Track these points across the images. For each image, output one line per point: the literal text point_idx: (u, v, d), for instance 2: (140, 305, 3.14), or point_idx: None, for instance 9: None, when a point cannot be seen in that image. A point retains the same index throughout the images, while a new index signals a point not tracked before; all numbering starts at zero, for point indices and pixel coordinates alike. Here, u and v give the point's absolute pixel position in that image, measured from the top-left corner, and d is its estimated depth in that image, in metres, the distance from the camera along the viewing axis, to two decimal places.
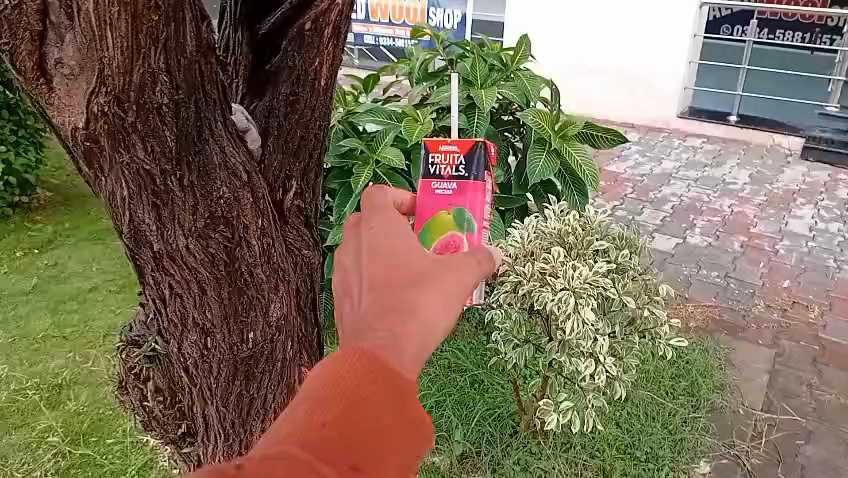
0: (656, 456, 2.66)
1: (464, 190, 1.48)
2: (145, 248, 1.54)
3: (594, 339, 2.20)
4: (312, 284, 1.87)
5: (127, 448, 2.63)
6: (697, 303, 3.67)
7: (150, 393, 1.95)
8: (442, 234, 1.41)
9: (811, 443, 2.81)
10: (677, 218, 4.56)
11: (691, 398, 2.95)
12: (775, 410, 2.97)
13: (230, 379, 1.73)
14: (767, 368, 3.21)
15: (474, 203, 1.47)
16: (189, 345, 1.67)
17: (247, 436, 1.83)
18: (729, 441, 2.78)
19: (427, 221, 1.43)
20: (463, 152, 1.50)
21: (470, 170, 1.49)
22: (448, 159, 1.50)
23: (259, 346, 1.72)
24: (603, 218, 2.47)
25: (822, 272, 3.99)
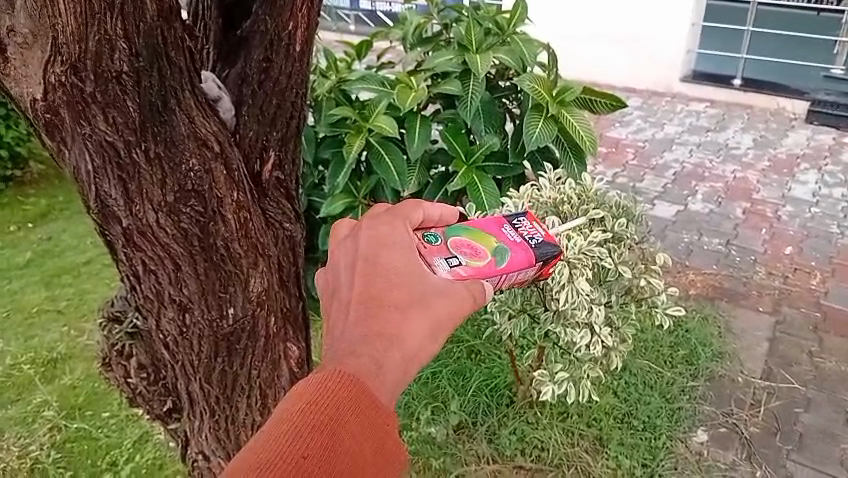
0: (653, 425, 2.65)
1: (522, 247, 1.36)
2: (115, 224, 1.47)
3: (589, 309, 2.19)
4: (295, 258, 1.79)
5: (123, 421, 2.62)
6: (698, 270, 3.64)
7: (133, 369, 1.89)
8: (466, 239, 1.31)
9: (810, 411, 2.80)
10: (678, 185, 4.49)
11: (689, 366, 2.93)
12: (775, 378, 2.95)
13: (212, 355, 1.67)
14: (768, 336, 3.18)
15: (516, 261, 1.32)
16: (167, 322, 1.62)
17: (232, 412, 1.78)
18: (727, 410, 2.78)
19: (471, 229, 1.36)
20: (544, 239, 1.42)
21: (539, 248, 1.39)
22: (530, 229, 1.44)
23: (241, 321, 1.64)
24: (600, 186, 2.45)
25: (826, 239, 3.93)
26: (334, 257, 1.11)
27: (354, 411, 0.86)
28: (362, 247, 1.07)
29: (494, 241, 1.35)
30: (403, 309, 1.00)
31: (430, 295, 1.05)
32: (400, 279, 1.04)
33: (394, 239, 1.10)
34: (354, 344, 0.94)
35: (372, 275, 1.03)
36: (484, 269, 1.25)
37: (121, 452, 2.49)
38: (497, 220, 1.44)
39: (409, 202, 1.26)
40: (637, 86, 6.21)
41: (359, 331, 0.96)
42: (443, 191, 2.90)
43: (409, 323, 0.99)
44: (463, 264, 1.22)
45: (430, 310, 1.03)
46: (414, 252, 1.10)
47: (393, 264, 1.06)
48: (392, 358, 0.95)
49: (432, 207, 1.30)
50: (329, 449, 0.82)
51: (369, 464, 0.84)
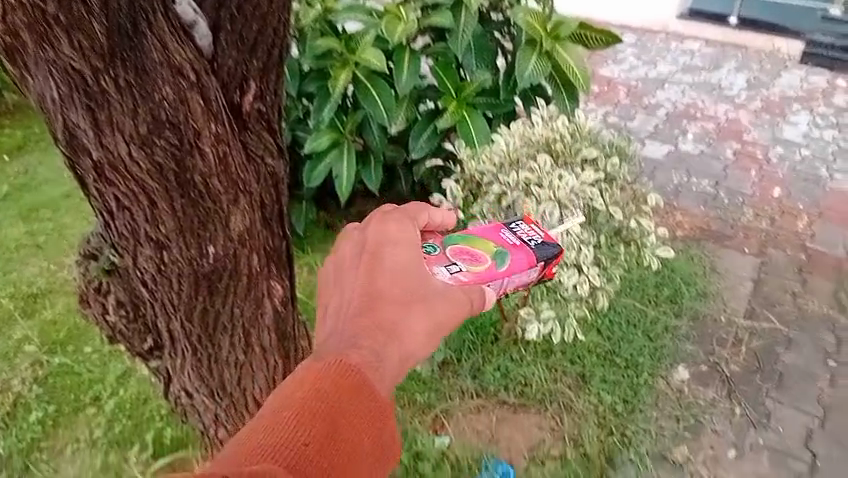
0: (635, 362, 2.68)
1: (521, 249, 1.52)
2: (86, 156, 1.40)
3: (578, 249, 2.18)
4: (277, 195, 1.71)
5: (106, 356, 2.61)
6: (685, 211, 3.61)
7: (111, 307, 1.84)
8: (469, 246, 1.47)
9: (791, 351, 2.83)
10: (669, 125, 4.43)
11: (673, 305, 2.94)
12: (757, 317, 2.96)
13: (192, 294, 1.63)
14: (752, 277, 3.19)
15: (516, 260, 1.49)
16: (145, 260, 1.57)
17: (214, 350, 1.76)
18: (709, 348, 2.81)
19: (473, 236, 1.52)
20: (544, 239, 1.58)
21: (538, 247, 1.55)
22: (529, 232, 1.60)
23: (221, 260, 1.60)
24: (593, 125, 2.45)
25: (814, 182, 3.91)
26: (342, 255, 1.25)
27: (353, 399, 0.93)
28: (369, 248, 1.22)
29: (493, 246, 1.51)
30: (403, 308, 1.14)
31: (426, 298, 1.18)
32: (401, 280, 1.18)
33: (397, 244, 1.25)
34: (357, 333, 1.06)
35: (377, 274, 1.16)
36: (482, 273, 1.41)
37: (104, 387, 2.48)
38: (497, 225, 1.60)
39: (415, 207, 1.41)
40: (631, 24, 5.97)
41: (363, 323, 1.09)
42: (431, 129, 2.83)
43: (407, 320, 1.12)
44: (463, 271, 1.38)
45: (427, 312, 1.16)
46: (415, 258, 1.24)
47: (396, 266, 1.20)
48: (391, 350, 1.07)
49: (436, 213, 1.44)
50: (329, 433, 0.87)
51: (364, 451, 0.90)
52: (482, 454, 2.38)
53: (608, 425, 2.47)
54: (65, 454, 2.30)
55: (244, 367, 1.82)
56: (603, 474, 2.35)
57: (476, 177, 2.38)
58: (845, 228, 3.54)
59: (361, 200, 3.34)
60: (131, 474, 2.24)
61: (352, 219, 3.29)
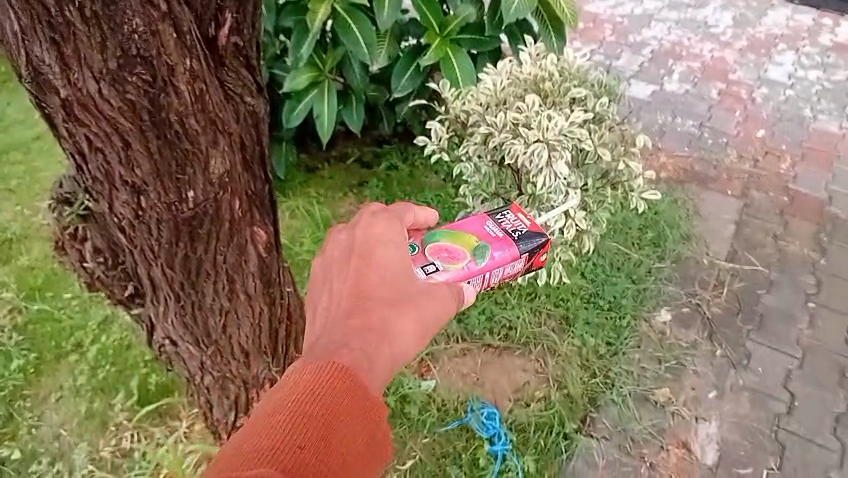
0: (618, 305, 2.70)
1: (504, 242, 1.51)
2: (53, 95, 1.33)
3: (566, 193, 2.14)
4: (259, 136, 1.60)
5: (85, 302, 2.56)
6: (670, 153, 3.56)
7: (89, 253, 1.80)
8: (450, 242, 1.44)
9: (771, 293, 2.86)
10: (655, 64, 4.34)
11: (656, 248, 2.94)
12: (739, 260, 2.98)
13: (173, 240, 1.57)
14: (735, 219, 3.18)
15: (498, 255, 1.47)
16: (122, 205, 1.51)
17: (198, 297, 1.72)
18: (691, 290, 2.83)
19: (455, 230, 1.50)
20: (528, 230, 1.57)
21: (522, 239, 1.53)
22: (513, 223, 1.59)
23: (202, 205, 1.53)
24: (583, 64, 2.39)
25: (798, 123, 3.88)
26: (330, 252, 1.24)
27: (348, 399, 0.91)
28: (357, 242, 1.20)
29: (475, 239, 1.49)
30: (393, 307, 1.13)
31: (415, 300, 1.16)
32: (389, 279, 1.17)
33: (387, 238, 1.23)
34: (347, 334, 1.04)
35: (366, 271, 1.15)
36: (462, 271, 1.39)
37: (85, 334, 2.45)
38: (481, 215, 1.59)
39: (402, 204, 1.35)
40: None
41: (353, 323, 1.07)
42: (414, 67, 2.75)
43: (396, 319, 1.11)
44: (442, 270, 1.36)
45: (417, 312, 1.14)
46: (404, 256, 1.22)
47: (384, 263, 1.18)
48: (382, 350, 1.04)
49: (421, 213, 1.38)
50: (324, 434, 0.85)
51: (360, 450, 0.88)
52: (468, 396, 2.40)
53: (591, 367, 2.51)
54: (49, 401, 2.29)
55: (229, 315, 1.78)
56: (587, 415, 2.40)
57: (461, 117, 2.37)
58: (826, 170, 3.54)
59: (343, 142, 3.29)
60: (118, 420, 2.24)
61: (333, 162, 3.21)
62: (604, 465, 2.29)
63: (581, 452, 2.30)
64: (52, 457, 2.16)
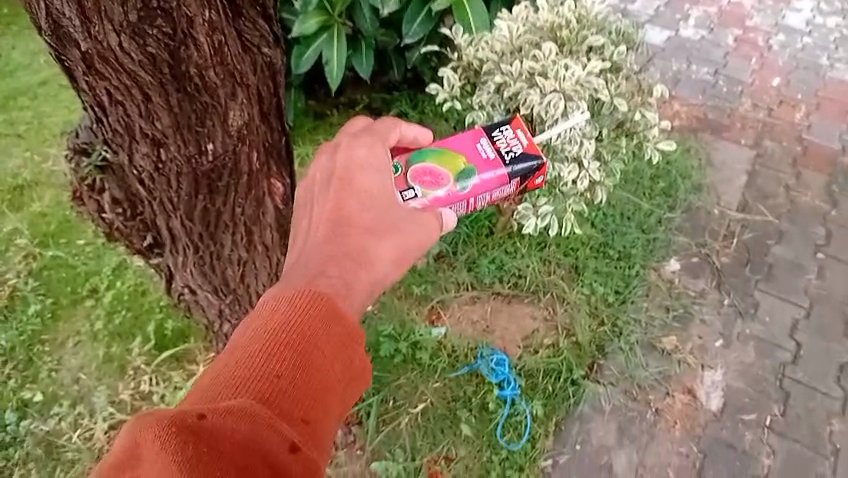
0: (628, 255, 2.71)
1: (493, 165, 1.52)
2: (72, 48, 1.30)
3: (580, 144, 2.15)
4: (276, 87, 1.53)
5: (100, 249, 2.57)
6: (684, 102, 3.46)
7: (107, 204, 1.79)
8: (435, 165, 1.45)
9: (781, 244, 2.86)
10: (671, 8, 4.07)
11: (667, 198, 2.93)
12: (750, 211, 2.96)
13: (192, 193, 1.58)
14: (747, 170, 3.14)
15: (485, 181, 1.48)
16: (141, 158, 1.52)
17: (217, 248, 1.74)
18: (701, 240, 2.82)
19: (446, 150, 1.50)
20: (524, 152, 1.56)
21: (514, 163, 1.53)
22: (509, 143, 1.58)
23: (221, 158, 1.52)
24: (601, 11, 2.33)
25: (813, 72, 3.74)
26: (313, 174, 1.24)
27: (323, 325, 0.92)
28: (339, 167, 1.20)
29: (464, 162, 1.50)
30: (374, 231, 1.14)
31: (396, 224, 1.17)
32: (371, 203, 1.17)
33: (370, 161, 1.23)
34: (326, 262, 1.07)
35: (346, 195, 1.16)
36: (442, 196, 1.41)
37: (100, 280, 2.47)
38: (477, 133, 1.58)
39: (389, 122, 1.37)
40: None
41: (332, 248, 1.10)
42: (426, 12, 2.69)
43: (375, 243, 1.12)
44: (420, 195, 1.38)
45: (399, 236, 1.15)
46: (388, 180, 1.23)
47: (366, 186, 1.19)
48: (361, 276, 1.07)
49: (409, 129, 1.43)
50: (301, 361, 0.88)
51: (340, 371, 0.91)
52: (478, 343, 2.44)
53: (600, 316, 2.54)
54: (68, 346, 2.34)
55: (246, 265, 1.80)
56: (594, 362, 2.43)
57: (474, 65, 2.32)
58: (841, 121, 3.45)
59: (351, 89, 3.23)
60: (135, 364, 2.29)
61: (342, 109, 3.18)
62: (610, 409, 2.34)
63: (588, 398, 2.35)
64: (73, 400, 2.22)
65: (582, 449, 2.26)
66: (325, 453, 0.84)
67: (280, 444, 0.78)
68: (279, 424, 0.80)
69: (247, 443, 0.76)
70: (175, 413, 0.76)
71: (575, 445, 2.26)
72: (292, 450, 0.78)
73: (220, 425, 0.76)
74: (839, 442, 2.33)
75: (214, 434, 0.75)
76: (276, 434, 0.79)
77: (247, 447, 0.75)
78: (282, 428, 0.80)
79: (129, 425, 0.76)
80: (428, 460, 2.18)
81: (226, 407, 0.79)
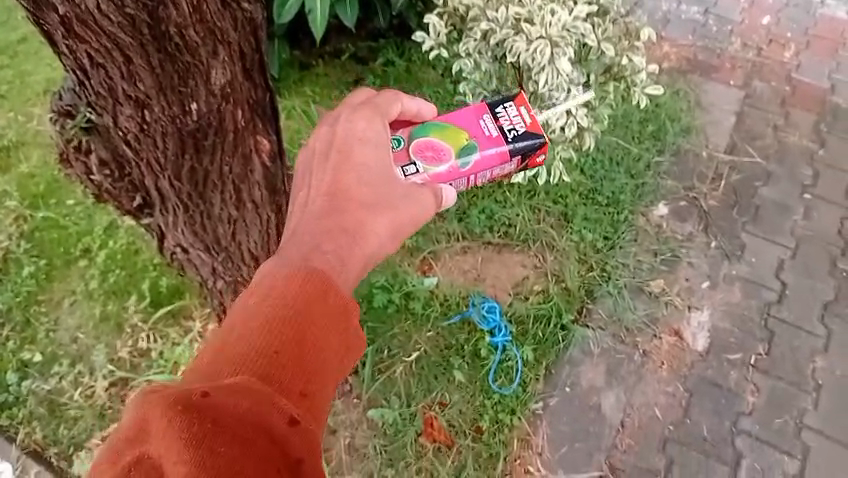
0: (616, 201, 2.73)
1: (495, 143, 1.51)
2: (50, 12, 1.30)
3: (568, 91, 2.13)
4: (259, 44, 1.51)
5: (89, 209, 2.56)
6: (673, 43, 3.33)
7: (94, 166, 1.79)
8: (436, 140, 1.47)
9: (768, 186, 2.88)
10: None
11: (656, 142, 2.93)
12: (738, 153, 2.97)
13: (179, 153, 1.58)
14: (735, 110, 3.11)
15: (485, 159, 1.49)
16: (126, 119, 1.51)
17: (206, 207, 1.75)
18: (689, 184, 2.84)
19: (448, 125, 1.51)
20: (528, 129, 1.53)
21: (516, 141, 1.52)
22: (514, 119, 1.55)
23: (205, 117, 1.50)
24: None
25: (804, 9, 3.49)
26: (312, 147, 1.32)
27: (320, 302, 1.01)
28: (340, 141, 1.29)
29: (466, 138, 1.50)
30: (367, 208, 1.22)
31: (391, 201, 1.26)
32: (369, 179, 1.26)
33: (371, 137, 1.31)
34: (325, 236, 1.15)
35: (343, 172, 1.25)
36: (442, 173, 1.44)
37: (92, 240, 2.48)
38: (482, 106, 1.56)
39: (390, 96, 1.41)
40: None
41: (330, 221, 1.18)
42: None
43: (370, 219, 1.21)
44: (420, 172, 1.42)
45: (393, 213, 1.24)
46: (386, 156, 1.31)
47: (364, 162, 1.27)
48: (356, 251, 1.16)
49: (411, 103, 1.46)
50: (299, 339, 0.94)
51: (335, 345, 0.99)
52: (469, 291, 2.48)
53: (589, 261, 2.57)
54: (63, 305, 2.36)
55: (237, 223, 1.80)
56: (583, 306, 2.48)
57: (460, 11, 2.29)
58: (830, 58, 3.32)
59: (336, 38, 3.16)
60: (133, 322, 2.32)
61: (327, 58, 3.12)
62: (599, 352, 2.40)
63: (577, 342, 2.40)
64: (72, 359, 2.26)
65: (571, 392, 2.32)
66: (321, 424, 0.90)
67: (280, 417, 0.83)
68: (279, 401, 0.85)
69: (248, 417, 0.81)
70: (180, 392, 0.80)
71: (565, 388, 2.33)
72: (292, 423, 0.84)
73: (223, 401, 0.81)
74: (821, 379, 2.41)
75: (218, 409, 0.79)
76: (278, 409, 0.84)
77: (249, 421, 0.80)
78: (282, 403, 0.85)
79: (138, 406, 0.81)
80: (423, 407, 2.24)
81: (228, 384, 0.84)
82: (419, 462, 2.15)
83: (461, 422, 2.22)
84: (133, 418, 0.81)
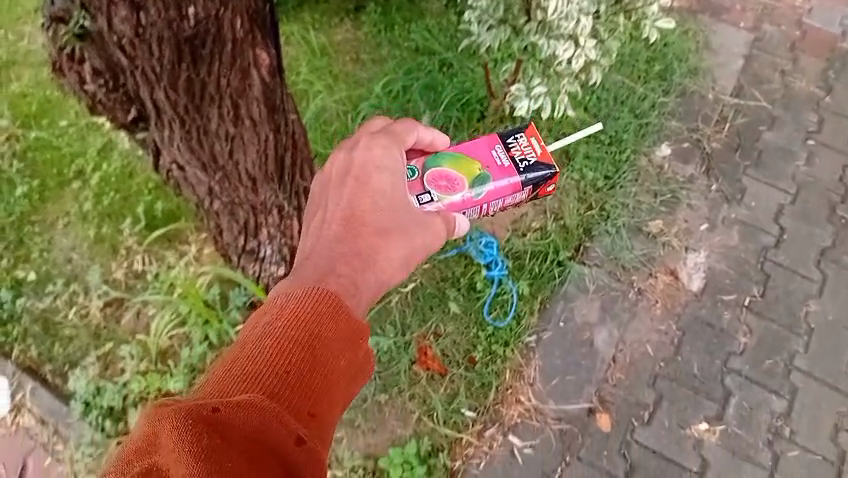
0: (619, 140, 2.69)
1: (507, 173, 1.61)
2: None
3: (577, 20, 2.06)
4: None
5: (83, 130, 2.50)
6: None
7: (88, 75, 1.73)
8: (451, 170, 1.58)
9: (772, 131, 2.83)
10: None
11: (663, 82, 2.87)
12: (744, 96, 2.91)
13: (176, 61, 1.53)
14: (744, 54, 3.01)
15: (498, 187, 1.59)
16: (122, 22, 1.46)
17: (203, 122, 1.71)
18: (693, 126, 2.80)
19: (463, 156, 1.61)
20: (538, 159, 1.64)
21: (528, 171, 1.62)
22: (524, 149, 1.65)
23: (203, 24, 1.47)
24: None
25: None
26: (328, 172, 1.41)
27: (332, 327, 1.07)
28: (356, 166, 1.38)
29: (479, 167, 1.61)
30: (379, 233, 1.31)
31: (406, 228, 1.35)
32: (383, 205, 1.35)
33: (386, 163, 1.39)
34: (339, 260, 1.25)
35: (359, 198, 1.34)
36: (456, 202, 1.55)
37: (86, 162, 2.44)
38: (494, 137, 1.67)
39: (408, 124, 1.51)
40: None
41: (345, 246, 1.29)
42: None
43: (384, 246, 1.31)
44: (434, 201, 1.52)
45: (408, 240, 1.34)
46: (400, 179, 1.40)
47: (380, 188, 1.36)
48: (368, 278, 1.26)
49: (425, 132, 1.55)
50: (310, 361, 1.01)
51: (344, 366, 1.06)
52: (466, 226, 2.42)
53: (588, 201, 2.55)
54: (58, 226, 2.34)
55: (235, 141, 1.77)
56: (581, 244, 2.48)
57: None
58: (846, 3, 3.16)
59: None
60: (128, 245, 2.31)
61: None
62: (594, 289, 2.40)
63: (573, 278, 2.40)
64: (67, 279, 2.25)
65: (565, 327, 2.33)
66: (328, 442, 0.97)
67: (288, 436, 0.90)
68: (288, 419, 0.92)
69: (258, 437, 0.87)
70: (192, 406, 0.86)
71: (559, 323, 2.34)
72: (298, 442, 0.90)
73: (230, 419, 0.87)
74: (814, 323, 2.43)
75: (224, 424, 0.86)
76: (286, 427, 0.90)
77: (259, 438, 0.87)
78: (291, 422, 0.91)
79: (148, 418, 0.87)
80: (417, 336, 2.26)
81: (239, 400, 0.90)
82: (413, 388, 2.19)
83: (454, 352, 2.24)
84: (144, 427, 0.86)
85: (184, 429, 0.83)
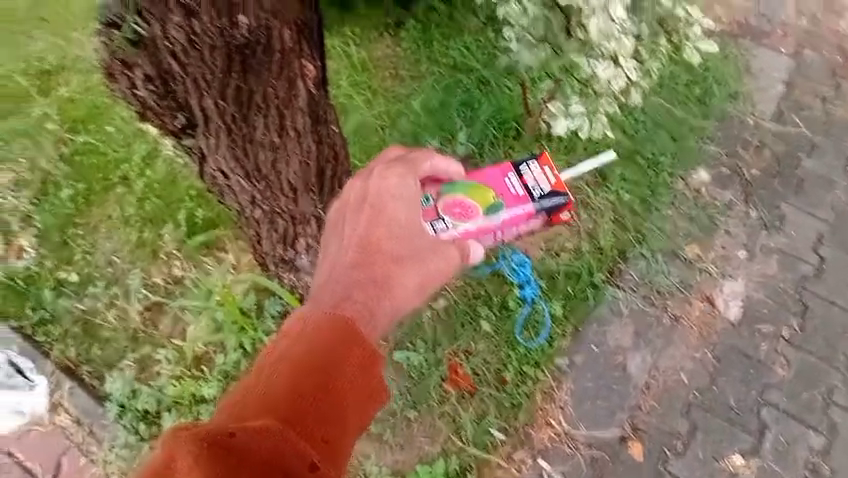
0: (655, 163, 2.57)
1: (520, 201, 1.70)
2: None
3: (619, 40, 2.04)
4: None
5: (130, 135, 2.46)
6: None
7: None
8: (466, 197, 1.65)
9: (812, 159, 2.71)
10: None
11: (702, 105, 2.69)
12: (784, 122, 2.76)
13: (227, 69, 1.57)
14: (785, 79, 2.83)
15: (512, 216, 1.68)
16: (175, 28, 1.48)
17: (249, 131, 1.73)
18: (733, 151, 2.67)
19: (478, 183, 1.69)
20: (551, 188, 1.72)
21: (541, 200, 1.71)
22: (537, 177, 1.73)
23: (254, 33, 1.52)
24: None
25: None
26: (346, 199, 1.47)
27: (346, 350, 1.13)
28: (372, 194, 1.44)
29: (493, 195, 1.69)
30: (394, 261, 1.38)
31: (420, 256, 1.41)
32: (398, 233, 1.41)
33: (401, 191, 1.46)
34: (356, 287, 1.31)
35: (375, 227, 1.40)
36: (469, 229, 1.64)
37: (131, 168, 2.42)
38: (507, 164, 1.74)
39: (423, 154, 1.57)
40: None
41: (362, 274, 1.35)
42: None
43: (398, 273, 1.37)
44: (448, 227, 1.61)
45: (422, 266, 1.40)
46: (414, 208, 1.46)
47: (395, 216, 1.42)
48: (384, 303, 1.32)
49: (440, 162, 1.60)
50: (325, 383, 1.06)
51: (359, 390, 1.10)
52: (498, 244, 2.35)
53: (624, 224, 2.48)
54: (101, 230, 2.37)
55: (279, 151, 1.81)
56: (614, 267, 2.43)
57: None
58: None
59: None
60: (168, 249, 2.35)
61: None
62: (628, 312, 2.38)
63: (606, 300, 2.38)
64: (108, 281, 2.31)
65: (597, 350, 2.33)
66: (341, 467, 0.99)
67: (300, 463, 0.91)
68: (302, 446, 0.94)
69: (271, 460, 0.89)
70: (210, 430, 0.88)
71: (592, 346, 2.33)
72: (311, 468, 0.91)
73: (246, 444, 0.88)
74: None
75: (240, 449, 0.87)
76: (299, 455, 0.92)
77: (273, 460, 0.89)
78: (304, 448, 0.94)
79: (166, 440, 0.87)
80: (448, 352, 2.25)
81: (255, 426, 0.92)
82: (442, 406, 2.20)
83: (485, 370, 2.24)
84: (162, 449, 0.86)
85: (202, 451, 0.84)
